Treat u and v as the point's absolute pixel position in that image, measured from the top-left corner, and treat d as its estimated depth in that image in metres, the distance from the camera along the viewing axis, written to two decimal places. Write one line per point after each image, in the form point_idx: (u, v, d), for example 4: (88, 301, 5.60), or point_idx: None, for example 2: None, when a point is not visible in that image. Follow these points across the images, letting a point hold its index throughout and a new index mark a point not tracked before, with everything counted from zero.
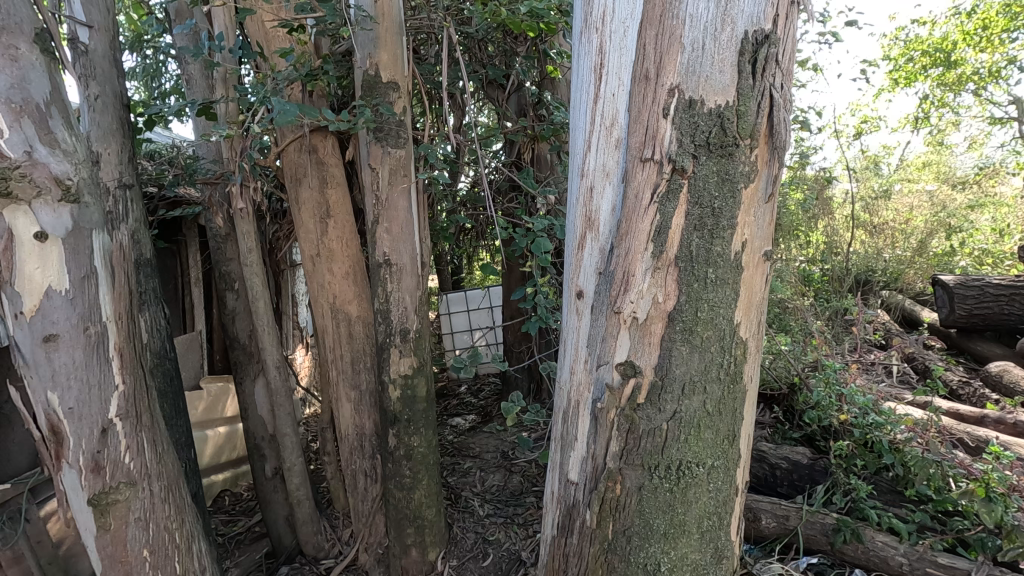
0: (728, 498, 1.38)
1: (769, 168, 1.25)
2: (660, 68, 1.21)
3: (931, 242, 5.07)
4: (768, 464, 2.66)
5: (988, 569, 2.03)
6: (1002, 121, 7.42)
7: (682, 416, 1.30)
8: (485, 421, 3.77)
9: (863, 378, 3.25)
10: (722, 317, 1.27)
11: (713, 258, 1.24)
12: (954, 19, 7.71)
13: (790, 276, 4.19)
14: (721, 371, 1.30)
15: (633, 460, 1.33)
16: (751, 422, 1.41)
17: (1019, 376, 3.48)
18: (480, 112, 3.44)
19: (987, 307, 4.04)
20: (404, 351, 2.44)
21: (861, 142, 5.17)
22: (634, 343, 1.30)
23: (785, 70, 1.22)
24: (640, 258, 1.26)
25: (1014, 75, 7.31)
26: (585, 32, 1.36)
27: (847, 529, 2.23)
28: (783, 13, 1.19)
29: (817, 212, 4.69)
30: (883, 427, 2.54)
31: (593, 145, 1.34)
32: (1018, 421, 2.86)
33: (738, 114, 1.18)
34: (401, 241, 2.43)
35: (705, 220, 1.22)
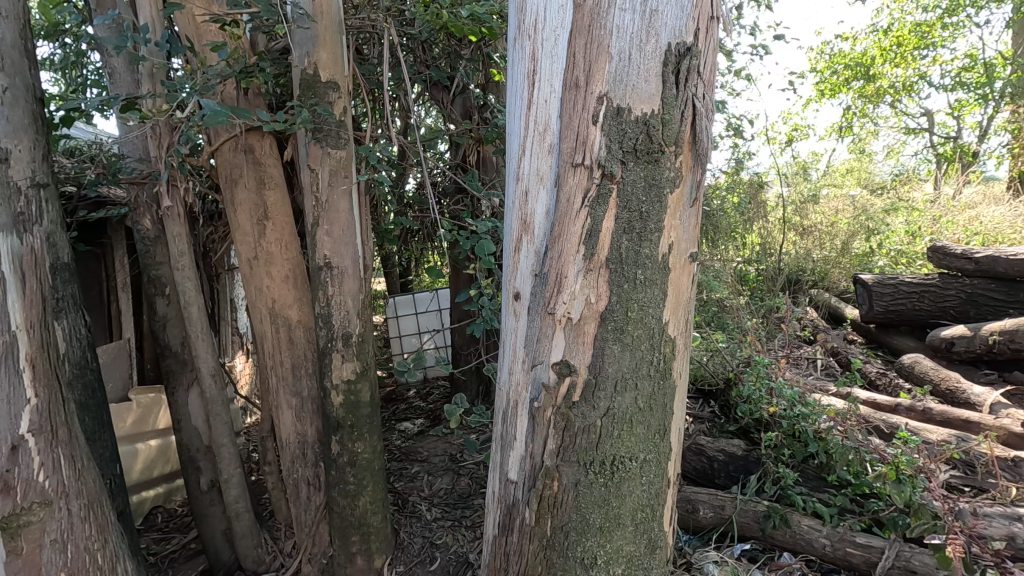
0: (659, 490, 1.44)
1: (693, 174, 1.31)
2: (590, 76, 1.25)
3: (853, 243, 5.44)
4: (706, 456, 2.79)
5: (899, 548, 2.17)
6: (915, 131, 8.02)
7: (615, 413, 1.34)
8: (433, 425, 3.74)
9: (792, 372, 3.44)
10: (652, 316, 1.33)
11: (642, 260, 1.29)
12: (873, 35, 8.26)
13: (727, 276, 4.40)
14: (651, 368, 1.35)
15: (569, 457, 1.37)
16: (681, 416, 1.47)
17: (929, 367, 3.77)
18: (426, 114, 3.42)
19: (901, 303, 4.36)
20: (347, 356, 2.39)
21: (792, 149, 5.50)
22: (569, 343, 1.33)
23: (706, 81, 1.29)
24: (572, 260, 1.30)
25: (925, 90, 7.92)
26: (519, 39, 1.38)
27: (776, 515, 2.36)
28: (703, 27, 1.25)
29: (753, 215, 4.96)
30: (808, 418, 2.70)
31: (527, 150, 1.37)
32: (926, 408, 3.10)
33: (663, 122, 1.24)
34: (343, 244, 2.39)
35: (634, 224, 1.27)
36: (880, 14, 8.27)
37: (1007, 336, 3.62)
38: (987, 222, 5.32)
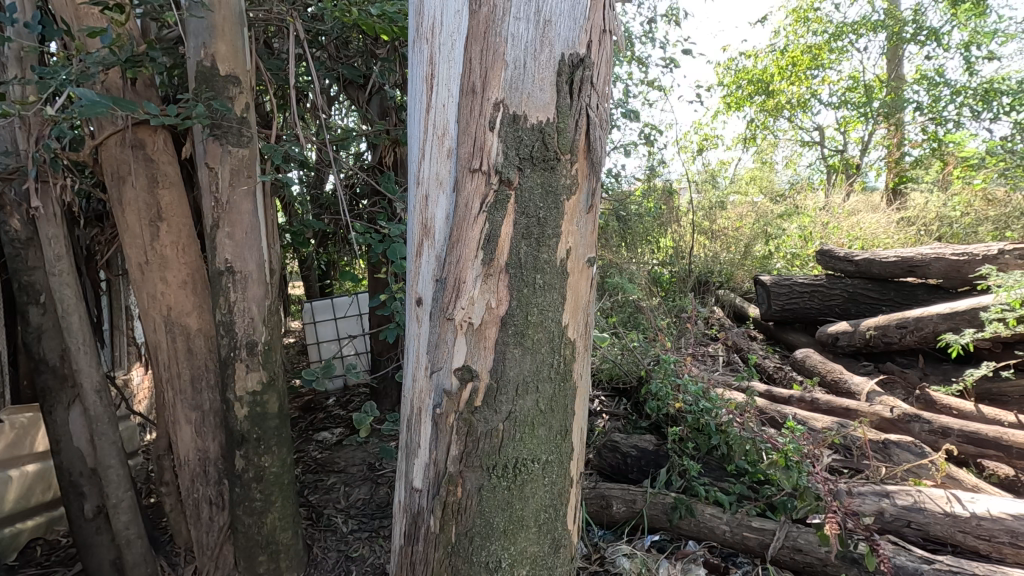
0: (563, 489, 1.47)
1: (589, 181, 1.35)
2: (486, 82, 1.26)
3: (755, 247, 5.84)
4: (620, 453, 2.88)
5: (788, 529, 2.34)
6: (809, 144, 8.73)
7: (516, 416, 1.36)
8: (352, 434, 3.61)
9: (699, 369, 3.64)
10: (551, 319, 1.35)
11: (541, 265, 1.32)
12: (772, 55, 8.93)
13: (641, 278, 4.58)
14: (551, 370, 1.38)
15: (473, 462, 1.37)
16: (582, 416, 1.51)
17: (818, 361, 4.12)
18: (340, 113, 3.32)
19: (795, 302, 4.75)
20: (252, 365, 2.26)
21: (702, 157, 5.83)
22: (470, 348, 1.33)
23: (599, 92, 1.33)
24: (471, 265, 1.30)
25: (816, 106, 8.63)
26: (417, 42, 1.37)
27: (682, 506, 2.48)
28: (595, 39, 1.30)
29: (666, 219, 5.20)
30: (711, 412, 2.86)
31: (426, 154, 1.36)
32: (814, 398, 3.38)
33: (558, 131, 1.27)
34: (246, 247, 2.25)
35: (532, 229, 1.29)
36: (778, 35, 8.94)
37: (881, 331, 3.98)
38: (866, 228, 5.87)
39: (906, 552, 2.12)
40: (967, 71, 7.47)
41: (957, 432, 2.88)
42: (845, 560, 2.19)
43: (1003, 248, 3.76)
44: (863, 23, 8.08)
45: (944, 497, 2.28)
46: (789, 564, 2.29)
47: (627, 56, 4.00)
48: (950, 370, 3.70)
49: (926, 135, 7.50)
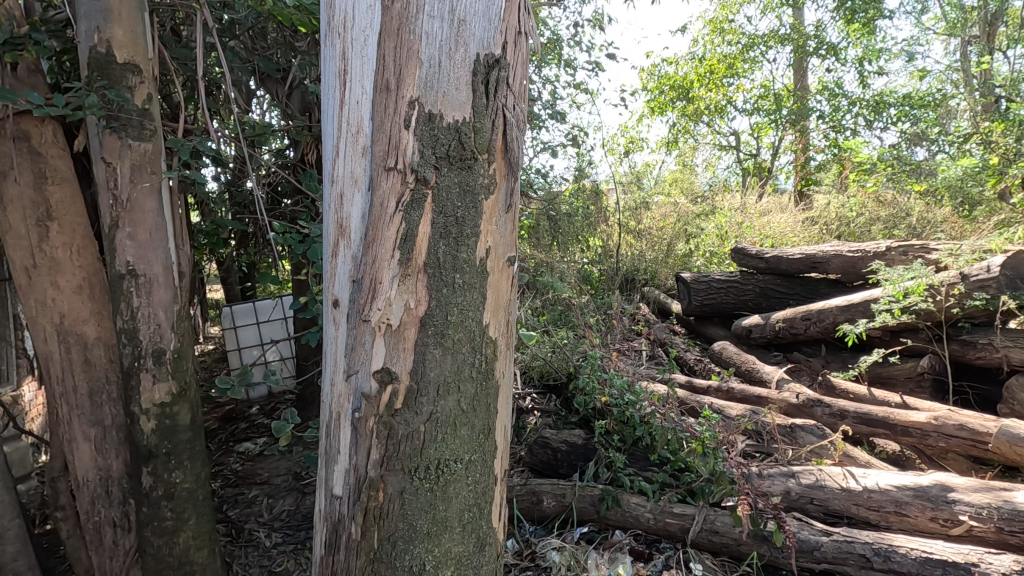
0: (487, 488, 1.48)
1: (507, 181, 1.37)
2: (400, 79, 1.24)
3: (676, 245, 6.11)
4: (551, 448, 2.93)
5: (706, 513, 2.45)
6: (726, 148, 9.23)
7: (438, 417, 1.35)
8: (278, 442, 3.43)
9: (625, 363, 3.77)
10: (472, 318, 1.36)
11: (460, 264, 1.31)
12: (691, 62, 9.28)
13: (570, 276, 4.67)
14: (473, 370, 1.38)
15: (394, 465, 1.35)
16: (506, 415, 1.53)
17: (733, 352, 4.37)
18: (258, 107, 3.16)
19: (714, 297, 5.02)
20: (160, 375, 2.11)
21: (628, 159, 6.04)
22: (389, 349, 1.31)
23: (515, 93, 1.35)
24: (387, 266, 1.28)
25: (732, 113, 9.14)
26: (329, 36, 1.33)
27: (609, 497, 2.57)
28: (510, 41, 1.31)
29: (595, 219, 5.34)
30: (635, 405, 2.96)
31: (341, 152, 1.33)
32: (730, 387, 3.59)
33: (475, 130, 1.27)
34: (151, 249, 2.10)
35: (450, 229, 1.29)
36: (697, 44, 9.38)
37: (788, 322, 4.29)
38: (776, 227, 6.29)
39: (808, 527, 2.29)
40: (861, 84, 8.18)
41: (853, 414, 3.13)
42: (756, 538, 2.31)
43: (890, 245, 4.09)
44: (772, 36, 8.65)
45: (841, 474, 2.48)
46: (707, 546, 2.41)
47: (553, 58, 4.06)
48: (847, 357, 4.03)
49: (828, 142, 8.15)
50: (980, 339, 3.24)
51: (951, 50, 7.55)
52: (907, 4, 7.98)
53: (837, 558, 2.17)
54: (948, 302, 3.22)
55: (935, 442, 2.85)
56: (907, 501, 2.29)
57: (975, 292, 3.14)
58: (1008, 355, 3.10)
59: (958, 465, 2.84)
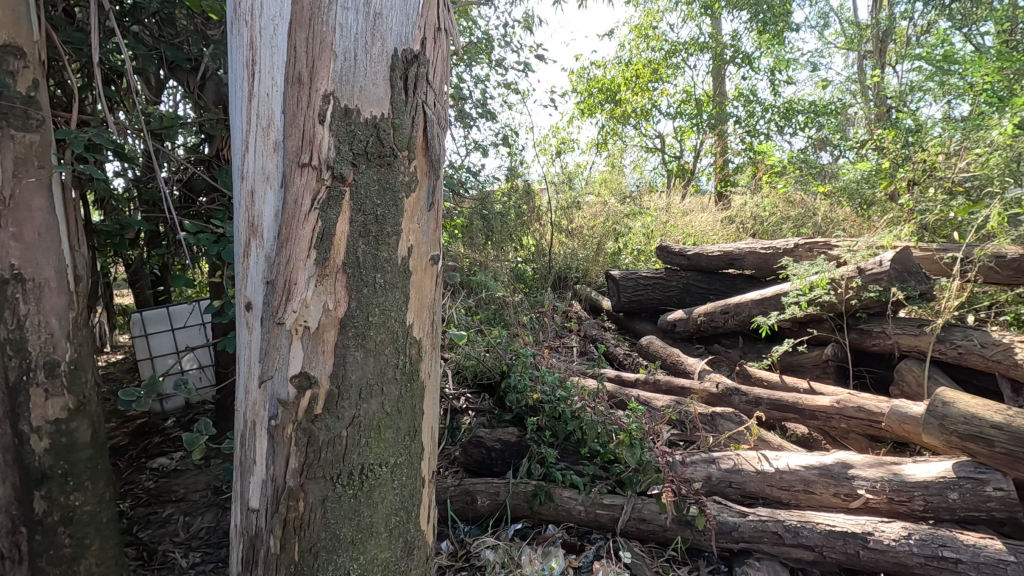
0: (414, 490, 1.46)
1: (429, 179, 1.36)
2: (313, 72, 1.20)
3: (607, 243, 6.27)
4: (485, 447, 2.93)
5: (634, 502, 2.53)
6: (652, 150, 9.59)
7: (361, 421, 1.32)
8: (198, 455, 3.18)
9: (557, 360, 3.83)
10: (394, 319, 1.34)
11: (381, 264, 1.30)
12: (619, 66, 9.57)
13: (503, 275, 4.69)
14: (396, 371, 1.36)
15: (315, 473, 1.30)
16: (433, 416, 1.52)
17: (660, 346, 4.56)
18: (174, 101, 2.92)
19: (641, 293, 5.20)
20: (53, 390, 1.92)
21: (559, 159, 6.13)
22: (307, 354, 1.27)
23: (436, 89, 1.35)
24: (302, 267, 1.24)
25: (657, 116, 9.51)
26: (235, 23, 1.27)
27: (542, 492, 2.60)
28: (429, 37, 1.31)
29: (528, 218, 5.39)
30: (567, 400, 3.00)
31: (250, 146, 1.27)
32: (656, 379, 3.73)
33: (394, 126, 1.26)
34: (40, 251, 1.90)
35: (370, 228, 1.27)
36: (623, 49, 9.67)
37: (709, 316, 4.51)
38: (697, 226, 6.61)
39: (727, 509, 2.42)
40: (772, 92, 8.74)
41: (767, 401, 3.32)
42: (680, 523, 2.42)
43: (797, 243, 4.40)
44: (692, 44, 9.09)
45: (756, 458, 2.64)
46: (635, 534, 2.49)
47: (482, 58, 4.05)
48: (762, 348, 4.30)
49: (744, 145, 8.66)
50: (875, 327, 3.54)
51: (849, 63, 8.24)
52: (811, 19, 8.60)
53: (753, 537, 2.31)
54: (848, 294, 3.48)
55: (838, 423, 3.07)
56: (813, 479, 2.46)
57: (870, 284, 3.41)
58: (898, 340, 3.39)
59: (859, 444, 3.08)
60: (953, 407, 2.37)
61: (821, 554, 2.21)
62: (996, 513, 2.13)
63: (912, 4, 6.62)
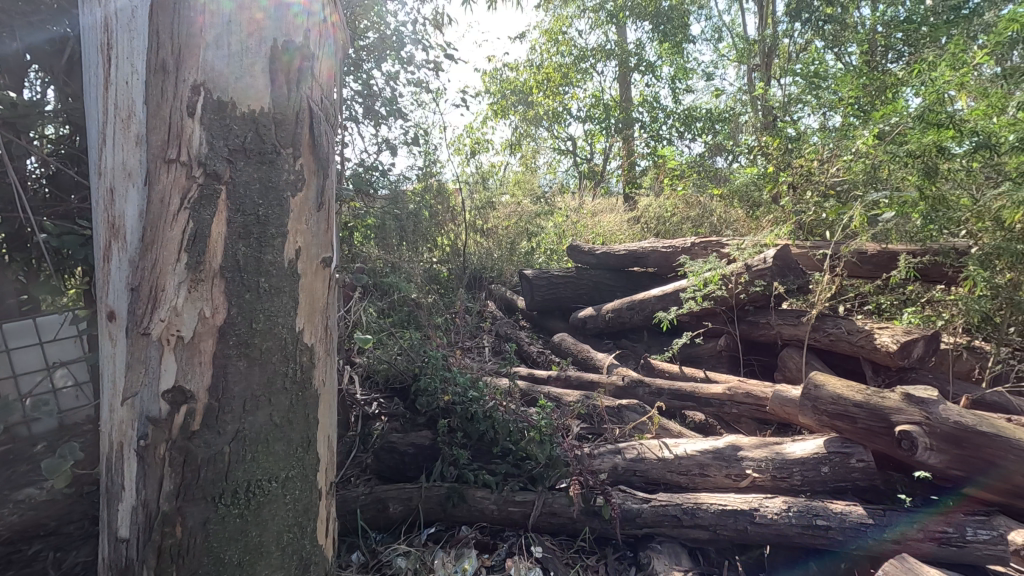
0: (307, 506, 1.56)
1: (317, 180, 1.52)
2: (180, 61, 1.31)
3: (520, 244, 6.34)
4: (398, 453, 2.86)
5: (545, 496, 2.58)
6: (565, 152, 9.82)
7: (245, 435, 1.41)
8: None
9: (469, 361, 3.82)
10: (282, 324, 1.45)
11: (265, 267, 1.42)
12: (529, 69, 9.62)
13: (417, 276, 4.58)
14: (286, 381, 1.47)
15: (193, 495, 1.36)
16: (329, 425, 1.64)
17: (571, 343, 4.68)
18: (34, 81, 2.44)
19: (553, 292, 5.32)
20: None
21: (472, 159, 6.12)
22: (181, 365, 1.35)
23: (320, 83, 1.51)
24: (171, 272, 1.34)
25: (568, 119, 9.74)
26: (88, 5, 1.36)
27: (455, 494, 2.58)
28: (311, 29, 1.46)
29: (442, 218, 5.31)
30: (479, 401, 2.97)
31: (109, 140, 1.36)
32: (566, 375, 3.84)
33: (274, 123, 1.41)
34: None
35: (250, 229, 1.39)
36: (535, 52, 9.82)
37: (616, 313, 4.70)
38: (606, 226, 6.86)
39: (631, 497, 2.53)
40: (673, 99, 9.26)
41: (667, 391, 3.52)
42: (587, 514, 2.50)
43: (694, 241, 4.68)
44: (598, 51, 9.46)
45: (657, 446, 2.78)
46: (546, 528, 2.54)
47: (389, 55, 3.95)
48: (664, 341, 4.54)
49: (649, 149, 9.09)
50: (761, 319, 3.85)
51: (741, 75, 8.89)
52: (706, 33, 9.21)
53: (654, 521, 2.43)
54: (737, 289, 3.75)
55: (730, 409, 3.30)
56: (708, 462, 2.64)
57: (756, 279, 3.69)
58: (780, 331, 3.71)
59: (748, 427, 3.32)
60: (824, 389, 2.51)
61: (715, 532, 2.37)
62: (859, 481, 2.38)
63: (792, 23, 7.23)
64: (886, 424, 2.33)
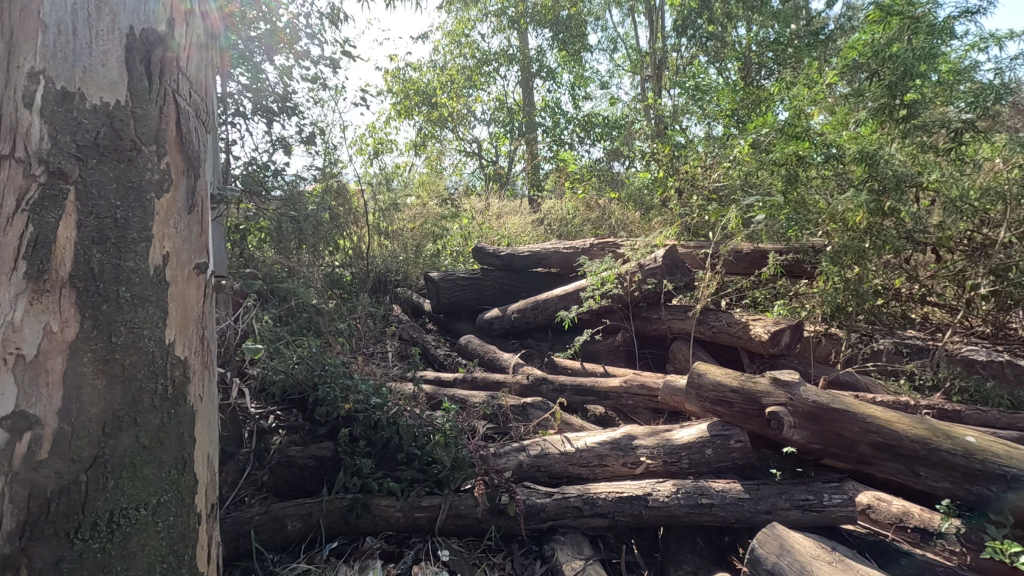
0: (182, 534, 1.53)
1: (186, 182, 1.53)
2: (14, 46, 1.27)
3: (426, 246, 6.26)
4: (297, 466, 2.72)
5: (451, 499, 2.58)
6: (470, 154, 9.80)
7: (106, 460, 1.37)
8: None
9: (372, 367, 3.72)
10: (147, 337, 1.43)
11: (126, 275, 1.39)
12: (433, 70, 9.48)
13: (317, 281, 4.37)
14: (155, 398, 1.46)
15: (42, 532, 1.28)
16: (208, 443, 1.64)
17: (477, 344, 4.71)
18: None
19: (458, 294, 5.31)
20: None
21: (373, 160, 5.97)
22: (23, 386, 1.26)
23: (187, 78, 1.53)
24: (9, 282, 1.25)
25: (473, 122, 9.73)
26: None
27: (358, 505, 2.50)
28: (171, 18, 1.47)
29: (346, 219, 5.11)
30: (382, 407, 2.90)
31: None
32: (472, 377, 3.86)
33: (134, 117, 1.40)
34: None
35: (107, 235, 1.36)
36: (438, 53, 9.73)
37: (521, 313, 4.79)
38: (510, 228, 6.95)
39: (535, 492, 2.59)
40: (574, 106, 9.60)
41: (570, 388, 3.64)
42: (493, 512, 2.53)
43: (592, 242, 4.91)
44: (501, 55, 9.59)
45: (559, 440, 2.88)
46: (453, 531, 2.53)
47: (282, 48, 3.75)
48: (567, 338, 4.70)
49: (552, 153, 9.38)
50: (653, 315, 4.11)
51: (634, 85, 9.42)
52: (602, 43, 9.67)
53: (557, 514, 2.51)
54: (632, 287, 3.96)
55: (627, 401, 3.48)
56: (606, 453, 2.77)
57: (648, 278, 3.93)
58: (670, 325, 3.99)
59: (644, 417, 3.52)
60: (705, 377, 2.72)
61: (613, 520, 2.49)
62: (737, 461, 2.61)
63: (679, 39, 7.78)
64: (757, 406, 2.57)
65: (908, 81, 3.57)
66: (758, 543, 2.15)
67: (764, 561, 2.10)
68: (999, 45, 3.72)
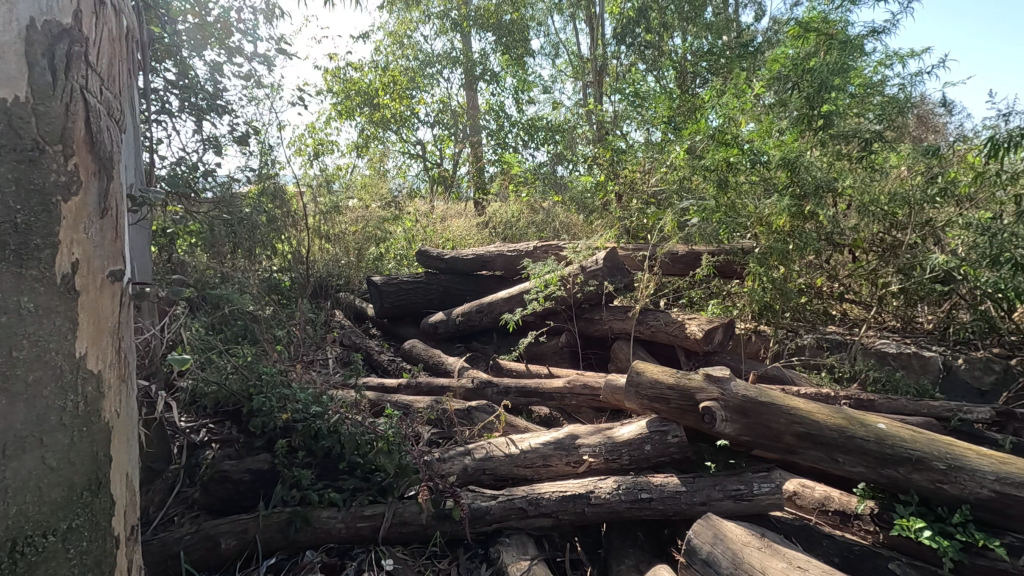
0: (97, 560, 1.44)
1: (96, 185, 1.44)
2: None
3: (369, 249, 6.12)
4: (231, 482, 2.60)
5: (395, 507, 2.53)
6: (415, 156, 9.68)
7: (7, 483, 1.26)
8: None
9: (312, 375, 3.61)
10: (54, 351, 1.34)
11: (29, 284, 1.30)
12: (375, 70, 9.31)
13: (253, 287, 4.19)
14: (64, 415, 1.36)
15: None
16: (126, 462, 1.55)
17: (422, 349, 4.65)
18: None
19: (402, 299, 5.24)
20: None
21: (312, 161, 5.78)
22: None
23: (98, 74, 1.44)
24: None
25: (417, 124, 9.54)
26: None
27: (297, 518, 2.42)
28: (77, 11, 1.38)
29: (284, 222, 4.92)
30: (321, 416, 2.81)
31: None
32: (417, 382, 3.82)
33: (37, 114, 1.30)
34: None
35: (7, 240, 1.27)
36: (379, 53, 9.57)
37: (467, 316, 4.77)
38: (455, 231, 6.91)
39: (480, 495, 2.59)
40: (517, 109, 9.67)
41: (515, 389, 3.66)
42: (438, 518, 2.51)
43: (536, 245, 4.96)
44: (444, 57, 9.54)
45: (503, 442, 2.90)
46: (397, 539, 2.49)
47: (210, 42, 3.58)
48: (513, 341, 4.72)
49: (496, 156, 9.42)
50: (595, 315, 4.20)
51: (576, 91, 9.60)
52: (545, 48, 9.81)
53: (502, 516, 2.52)
54: (574, 289, 4.03)
55: (570, 401, 3.54)
56: (550, 453, 2.80)
57: (590, 279, 4.01)
58: (612, 325, 4.09)
59: (588, 416, 3.59)
60: (644, 375, 2.81)
61: (557, 518, 2.53)
62: (675, 455, 2.70)
63: (618, 46, 7.99)
64: (691, 402, 2.67)
65: (824, 94, 3.82)
66: (693, 533, 2.23)
67: (700, 550, 2.18)
68: (902, 62, 4.05)
